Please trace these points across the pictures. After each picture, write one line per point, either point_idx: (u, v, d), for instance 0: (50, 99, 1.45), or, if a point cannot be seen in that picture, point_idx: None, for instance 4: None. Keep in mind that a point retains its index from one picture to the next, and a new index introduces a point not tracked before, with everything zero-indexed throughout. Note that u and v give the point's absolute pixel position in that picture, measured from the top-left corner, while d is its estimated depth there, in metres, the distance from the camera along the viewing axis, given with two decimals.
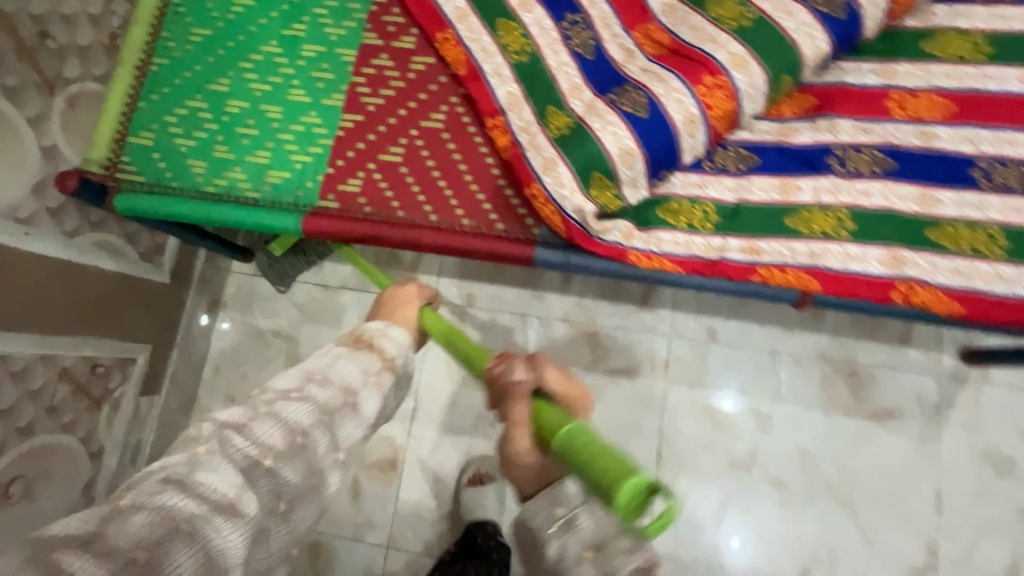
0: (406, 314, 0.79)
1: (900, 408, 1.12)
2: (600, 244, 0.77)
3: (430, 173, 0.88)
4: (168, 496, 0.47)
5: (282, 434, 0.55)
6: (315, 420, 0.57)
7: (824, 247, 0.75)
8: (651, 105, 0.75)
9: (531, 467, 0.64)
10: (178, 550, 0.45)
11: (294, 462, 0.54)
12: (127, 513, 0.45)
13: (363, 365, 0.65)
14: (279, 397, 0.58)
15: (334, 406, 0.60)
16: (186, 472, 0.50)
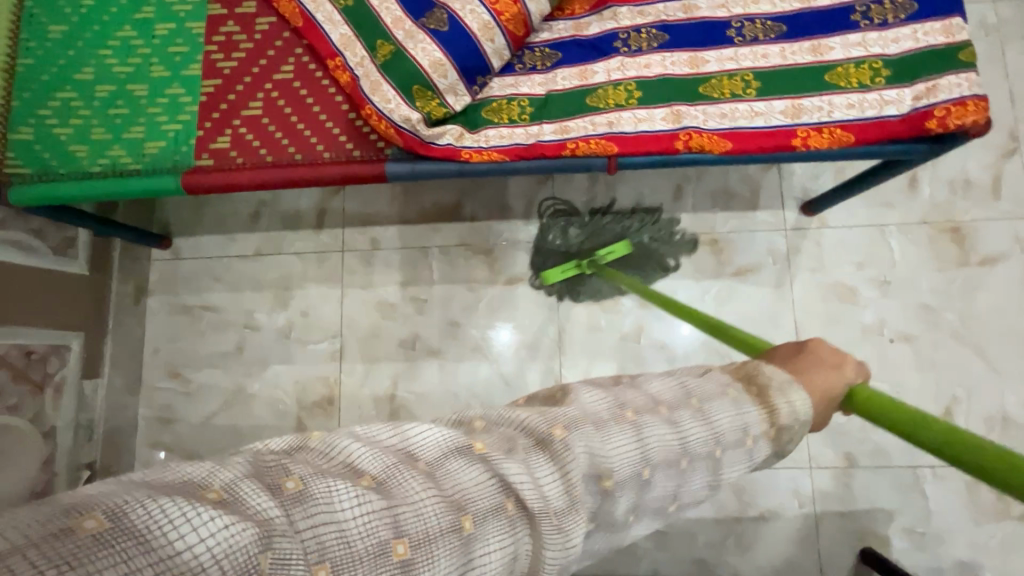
0: (822, 383, 0.55)
1: (757, 264, 1.28)
2: (436, 148, 0.90)
3: (290, 119, 0.99)
4: (518, 469, 0.40)
5: (631, 454, 0.45)
6: (670, 460, 0.47)
7: (619, 115, 0.88)
8: (450, 19, 0.87)
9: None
10: (500, 534, 0.38)
11: (629, 493, 0.44)
12: (475, 458, 0.40)
13: (745, 418, 0.50)
14: (648, 410, 0.48)
15: (700, 453, 0.48)
16: (537, 425, 0.42)
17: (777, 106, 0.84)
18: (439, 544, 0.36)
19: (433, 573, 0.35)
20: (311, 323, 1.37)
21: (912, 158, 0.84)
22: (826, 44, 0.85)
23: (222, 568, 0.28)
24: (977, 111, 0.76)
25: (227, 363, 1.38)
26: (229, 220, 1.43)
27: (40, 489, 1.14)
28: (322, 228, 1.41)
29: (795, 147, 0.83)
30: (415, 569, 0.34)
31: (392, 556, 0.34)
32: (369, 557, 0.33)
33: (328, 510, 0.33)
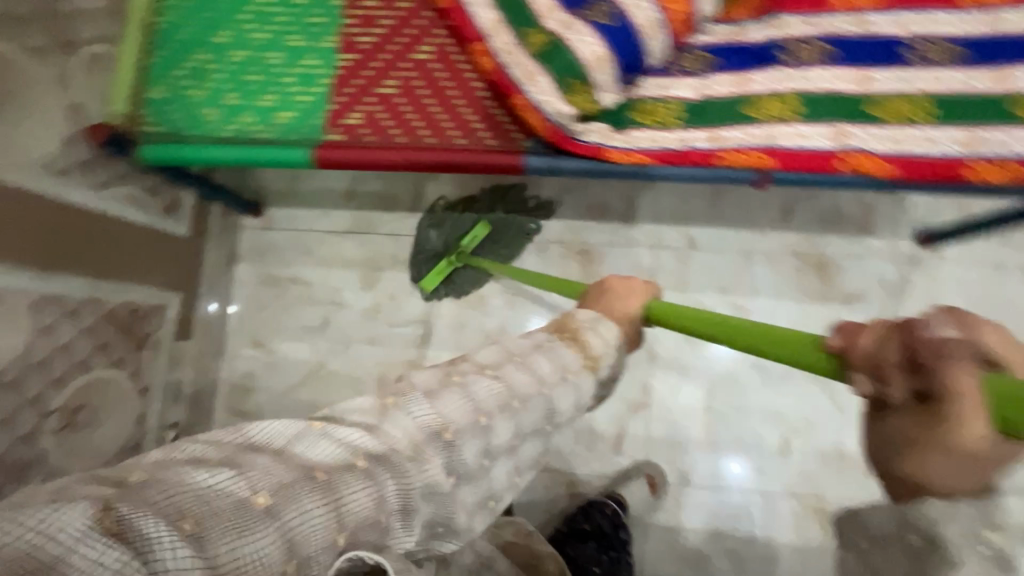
0: (627, 307, 0.71)
1: (864, 291, 1.24)
2: (581, 144, 0.87)
3: (424, 100, 0.98)
4: (357, 433, 0.45)
5: (468, 407, 0.52)
6: (500, 405, 0.54)
7: (777, 129, 0.85)
8: (616, 12, 0.84)
9: (969, 470, 0.35)
10: (359, 486, 0.42)
11: (472, 442, 0.51)
12: (315, 432, 0.44)
13: (563, 359, 0.62)
14: (475, 371, 0.56)
15: (524, 394, 0.57)
16: (390, 408, 0.49)
17: (953, 135, 0.80)
18: (301, 489, 0.39)
19: (296, 514, 0.38)
20: (397, 306, 1.36)
21: None
22: (1013, 72, 0.80)
23: (52, 537, 0.29)
24: None
25: (310, 338, 1.38)
26: (323, 194, 1.43)
27: (132, 445, 1.15)
28: (417, 212, 1.39)
29: (963, 178, 0.78)
30: (278, 510, 0.37)
31: (255, 506, 0.36)
32: (229, 513, 0.35)
33: (175, 486, 0.35)
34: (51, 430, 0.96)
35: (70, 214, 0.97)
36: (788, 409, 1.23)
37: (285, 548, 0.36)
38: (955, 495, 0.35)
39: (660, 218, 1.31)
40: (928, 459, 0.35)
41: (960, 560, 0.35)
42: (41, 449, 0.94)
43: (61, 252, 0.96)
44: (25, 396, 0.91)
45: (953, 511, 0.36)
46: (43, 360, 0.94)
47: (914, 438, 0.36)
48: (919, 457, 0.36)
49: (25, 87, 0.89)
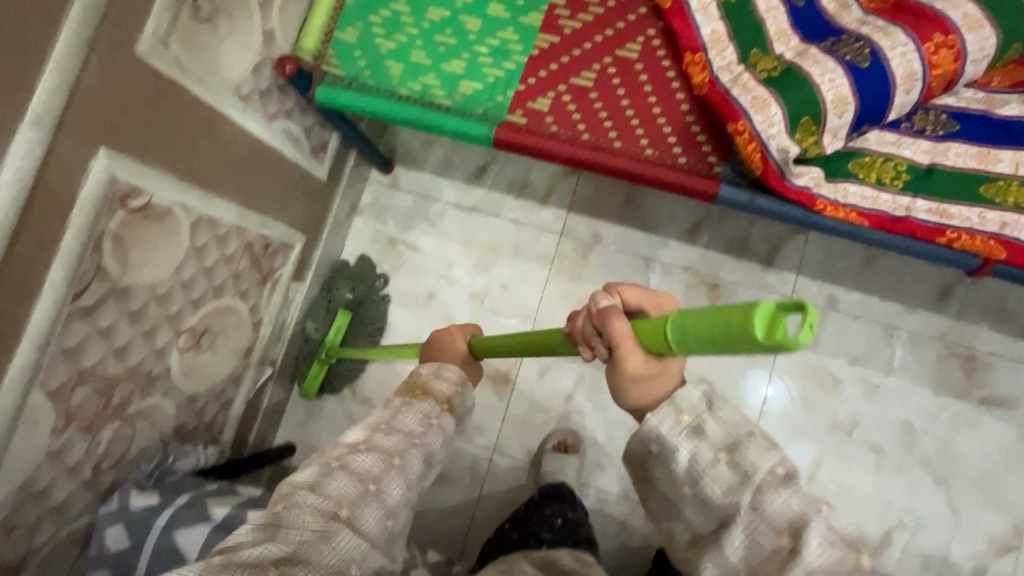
0: (457, 349, 0.88)
1: (1012, 399, 1.15)
2: (791, 188, 0.81)
3: (620, 101, 0.92)
4: (266, 549, 0.57)
5: (354, 481, 0.64)
6: (386, 467, 0.67)
7: (1018, 218, 0.77)
8: (874, 56, 0.76)
9: (648, 381, 0.59)
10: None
11: (373, 507, 0.64)
12: (222, 560, 0.55)
13: (425, 411, 0.74)
14: (351, 450, 0.67)
15: (399, 450, 0.69)
16: (281, 514, 0.61)
17: None
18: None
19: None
20: (507, 296, 1.33)
21: None
22: None
23: None
24: None
25: (413, 307, 1.36)
26: (456, 166, 1.39)
27: (235, 376, 1.15)
28: (547, 206, 1.35)
29: None
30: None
31: None
32: None
33: None
34: (179, 348, 0.96)
35: (243, 139, 0.96)
36: (897, 501, 1.15)
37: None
38: (659, 399, 0.59)
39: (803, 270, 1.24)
40: (626, 379, 0.59)
41: (676, 444, 0.56)
42: (168, 364, 0.95)
43: (226, 175, 0.95)
44: (168, 312, 0.91)
45: (657, 409, 0.57)
46: (188, 280, 0.94)
47: (614, 378, 0.60)
48: (626, 381, 0.59)
49: (235, 5, 0.87)
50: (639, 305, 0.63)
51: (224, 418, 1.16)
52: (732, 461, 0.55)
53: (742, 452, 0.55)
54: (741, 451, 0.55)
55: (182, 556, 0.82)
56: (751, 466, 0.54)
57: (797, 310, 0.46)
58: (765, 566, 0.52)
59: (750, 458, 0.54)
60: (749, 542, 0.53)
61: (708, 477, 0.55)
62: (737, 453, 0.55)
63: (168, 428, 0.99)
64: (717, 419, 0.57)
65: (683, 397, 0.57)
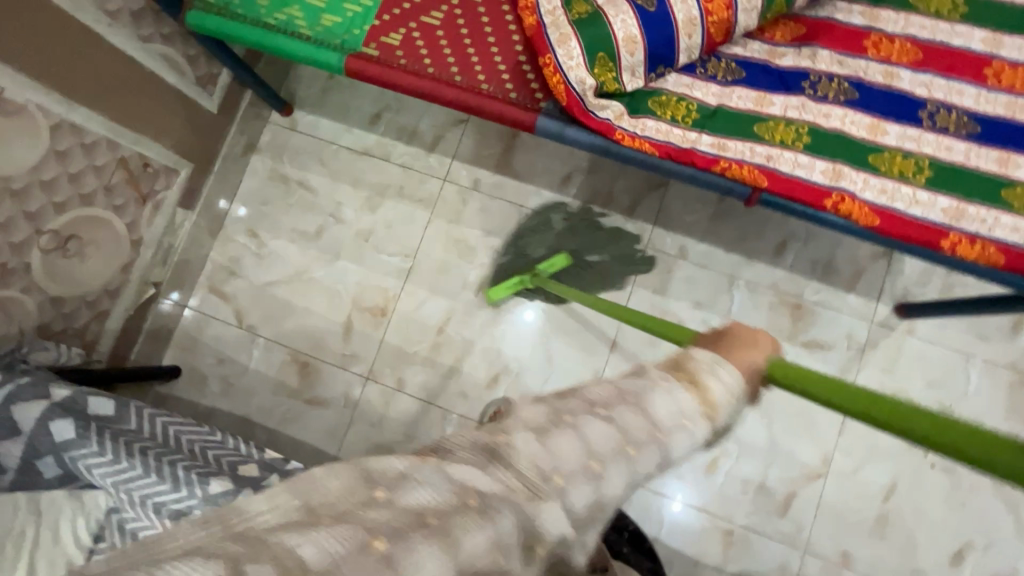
0: (755, 360, 0.50)
1: (830, 343, 1.27)
2: (594, 119, 0.90)
3: (462, 40, 1.01)
4: (460, 469, 0.40)
5: (579, 453, 0.41)
6: (616, 454, 0.42)
7: (780, 153, 0.88)
8: (660, 1, 0.87)
9: None
10: (473, 532, 0.37)
11: (584, 490, 0.41)
12: (418, 478, 0.39)
13: (679, 405, 0.45)
14: (583, 411, 0.43)
15: (640, 441, 0.43)
16: (499, 445, 0.41)
17: (940, 203, 0.83)
18: (410, 535, 0.36)
19: (414, 569, 0.35)
20: (390, 236, 1.41)
21: (842, 233, 0.88)
22: (1014, 160, 0.83)
23: None
24: (982, 253, 0.81)
25: (301, 242, 1.43)
26: (352, 111, 1.47)
27: (112, 289, 1.21)
28: (434, 152, 1.43)
29: (826, 208, 0.86)
30: (395, 562, 0.34)
31: (372, 549, 0.35)
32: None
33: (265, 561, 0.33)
34: (41, 248, 1.02)
35: (111, 54, 1.04)
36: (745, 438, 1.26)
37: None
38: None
39: (622, 235, 1.36)
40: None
41: None
42: (28, 262, 1.01)
43: (95, 88, 1.02)
44: (25, 209, 0.97)
45: None
46: (50, 181, 1.00)
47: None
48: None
49: None
50: None
51: (98, 329, 1.22)
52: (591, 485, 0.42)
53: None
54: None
55: (16, 426, 0.88)
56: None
57: None
58: None
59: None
60: None
61: None
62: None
63: (30, 323, 1.05)
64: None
65: None
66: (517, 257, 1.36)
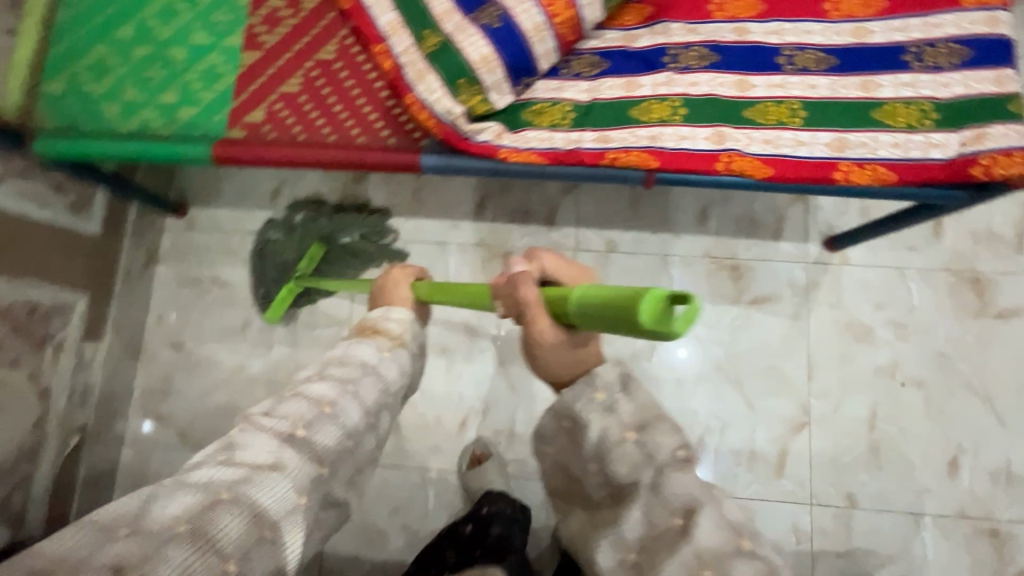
0: (404, 294, 0.83)
1: (774, 294, 1.28)
2: (474, 144, 0.89)
3: (327, 99, 0.98)
4: (203, 473, 0.51)
5: (308, 406, 0.59)
6: (340, 393, 0.62)
7: (662, 130, 0.88)
8: (503, 16, 0.86)
9: (555, 345, 0.62)
10: (229, 518, 0.48)
11: (327, 428, 0.58)
12: (163, 497, 0.48)
13: (375, 346, 0.70)
14: (311, 378, 0.63)
15: (354, 378, 0.64)
16: (235, 438, 0.55)
17: (822, 138, 0.84)
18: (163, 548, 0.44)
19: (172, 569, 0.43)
20: (320, 308, 1.36)
21: (742, 190, 0.89)
22: (877, 80, 0.85)
23: None
24: (875, 175, 0.81)
25: (230, 340, 1.36)
26: (249, 195, 1.42)
27: (30, 451, 1.10)
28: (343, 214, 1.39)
29: (719, 171, 0.86)
30: None
31: None
32: None
33: None
34: None
35: None
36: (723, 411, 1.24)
37: (216, 555, 0.46)
38: (576, 374, 0.63)
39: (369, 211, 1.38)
40: (544, 352, 0.62)
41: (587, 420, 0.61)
42: None
43: None
44: None
45: (574, 385, 0.62)
46: None
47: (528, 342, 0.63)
48: (540, 354, 0.63)
49: None
50: (552, 275, 0.67)
51: (26, 497, 1.10)
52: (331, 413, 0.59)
53: (651, 433, 0.58)
54: (650, 431, 0.59)
55: None
56: (656, 447, 0.58)
57: (689, 302, 0.48)
58: (658, 543, 0.55)
59: (658, 442, 0.58)
60: (648, 519, 0.56)
61: (614, 455, 0.59)
62: (646, 432, 0.58)
63: None
64: (631, 402, 0.60)
65: (597, 374, 0.62)
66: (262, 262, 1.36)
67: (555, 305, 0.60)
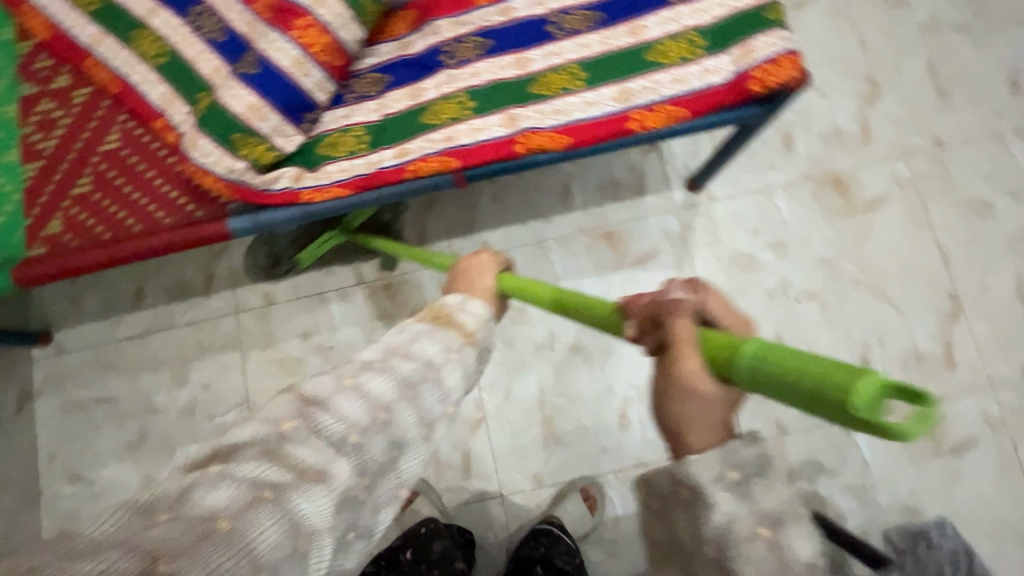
0: (487, 283, 0.69)
1: (654, 248, 1.27)
2: (273, 194, 0.86)
3: (122, 189, 0.93)
4: (250, 467, 0.41)
5: (363, 408, 0.47)
6: (398, 395, 0.49)
7: (455, 128, 0.86)
8: (259, 60, 0.84)
9: (697, 397, 0.44)
10: (267, 522, 0.38)
11: (381, 437, 0.47)
12: (208, 482, 0.39)
13: (447, 341, 0.56)
14: (361, 369, 0.50)
15: (416, 381, 0.51)
16: (280, 434, 0.43)
17: (605, 94, 0.83)
18: (196, 551, 0.35)
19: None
20: (214, 395, 1.30)
21: (552, 164, 0.87)
22: (642, 23, 0.84)
23: None
24: (665, 116, 0.80)
25: (130, 455, 1.29)
26: (112, 301, 1.35)
27: None
28: (213, 293, 1.34)
29: (520, 152, 0.84)
30: None
31: None
32: None
33: None
34: None
35: None
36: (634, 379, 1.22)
37: (249, 566, 0.37)
38: (708, 449, 0.44)
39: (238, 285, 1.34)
40: (678, 402, 0.45)
41: (712, 499, 0.42)
42: None
43: None
44: None
45: (703, 455, 0.43)
46: None
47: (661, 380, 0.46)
48: (671, 402, 0.45)
49: None
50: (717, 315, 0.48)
51: None
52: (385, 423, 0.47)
53: (789, 535, 0.41)
54: (785, 531, 0.41)
55: None
56: (795, 556, 0.40)
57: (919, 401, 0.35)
58: None
59: (795, 544, 0.41)
60: None
61: (744, 559, 0.40)
62: (782, 531, 0.41)
63: None
64: (775, 491, 0.42)
65: (733, 450, 0.43)
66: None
67: (718, 350, 0.43)
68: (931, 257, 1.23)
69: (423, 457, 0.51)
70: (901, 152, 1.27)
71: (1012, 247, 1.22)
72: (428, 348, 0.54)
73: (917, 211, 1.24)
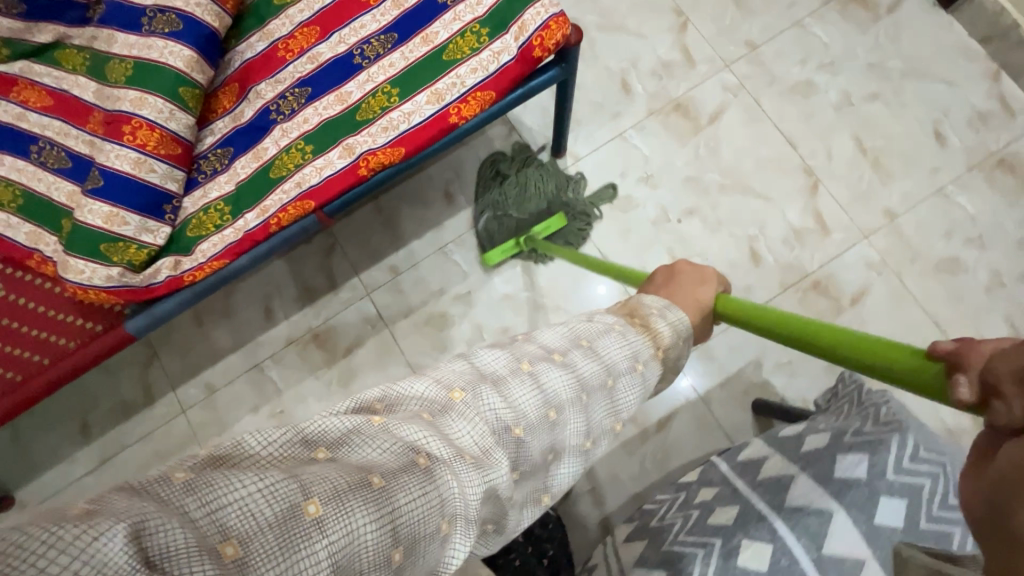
0: (698, 295, 0.69)
1: None
2: (158, 286, 0.92)
3: (18, 330, 0.95)
4: (415, 432, 0.45)
5: (536, 400, 0.53)
6: (573, 397, 0.55)
7: (302, 173, 0.93)
8: (102, 172, 0.89)
9: None
10: (417, 489, 0.41)
11: (542, 436, 0.53)
12: (373, 433, 0.44)
13: (634, 347, 0.59)
14: (542, 357, 0.56)
15: (592, 386, 0.56)
16: (453, 403, 0.50)
17: (421, 100, 0.91)
18: (351, 499, 0.38)
19: (342, 527, 0.37)
20: None
21: (400, 175, 0.96)
22: (432, 30, 0.93)
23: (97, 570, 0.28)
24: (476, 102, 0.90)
25: None
26: (60, 444, 1.36)
27: None
28: (156, 401, 1.36)
29: (365, 174, 0.92)
30: (327, 525, 0.36)
31: (305, 515, 0.36)
32: (279, 520, 0.35)
33: (212, 503, 0.34)
34: None
35: None
36: None
37: (394, 525, 0.39)
38: None
39: (178, 388, 1.37)
40: None
41: None
42: None
43: None
44: None
45: None
46: None
47: None
48: None
49: None
50: None
51: None
52: (557, 422, 0.54)
53: None
54: None
55: None
56: None
57: None
58: None
59: None
60: None
61: None
62: None
63: None
64: None
65: None
66: (501, 221, 1.32)
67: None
68: (777, 144, 1.35)
69: (573, 462, 0.59)
70: (722, 63, 1.40)
71: (840, 112, 1.35)
72: (614, 353, 0.58)
73: (753, 109, 1.37)
